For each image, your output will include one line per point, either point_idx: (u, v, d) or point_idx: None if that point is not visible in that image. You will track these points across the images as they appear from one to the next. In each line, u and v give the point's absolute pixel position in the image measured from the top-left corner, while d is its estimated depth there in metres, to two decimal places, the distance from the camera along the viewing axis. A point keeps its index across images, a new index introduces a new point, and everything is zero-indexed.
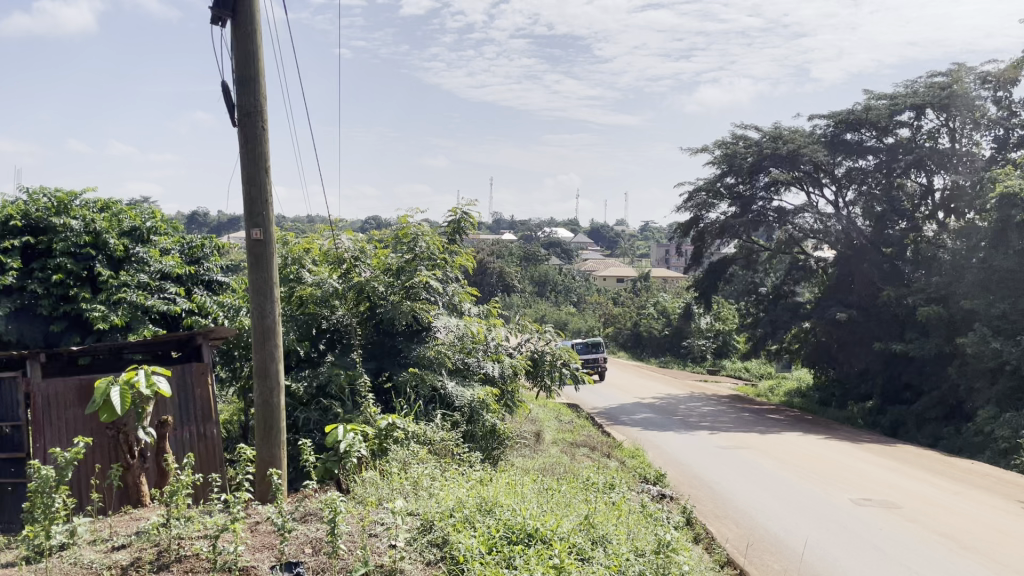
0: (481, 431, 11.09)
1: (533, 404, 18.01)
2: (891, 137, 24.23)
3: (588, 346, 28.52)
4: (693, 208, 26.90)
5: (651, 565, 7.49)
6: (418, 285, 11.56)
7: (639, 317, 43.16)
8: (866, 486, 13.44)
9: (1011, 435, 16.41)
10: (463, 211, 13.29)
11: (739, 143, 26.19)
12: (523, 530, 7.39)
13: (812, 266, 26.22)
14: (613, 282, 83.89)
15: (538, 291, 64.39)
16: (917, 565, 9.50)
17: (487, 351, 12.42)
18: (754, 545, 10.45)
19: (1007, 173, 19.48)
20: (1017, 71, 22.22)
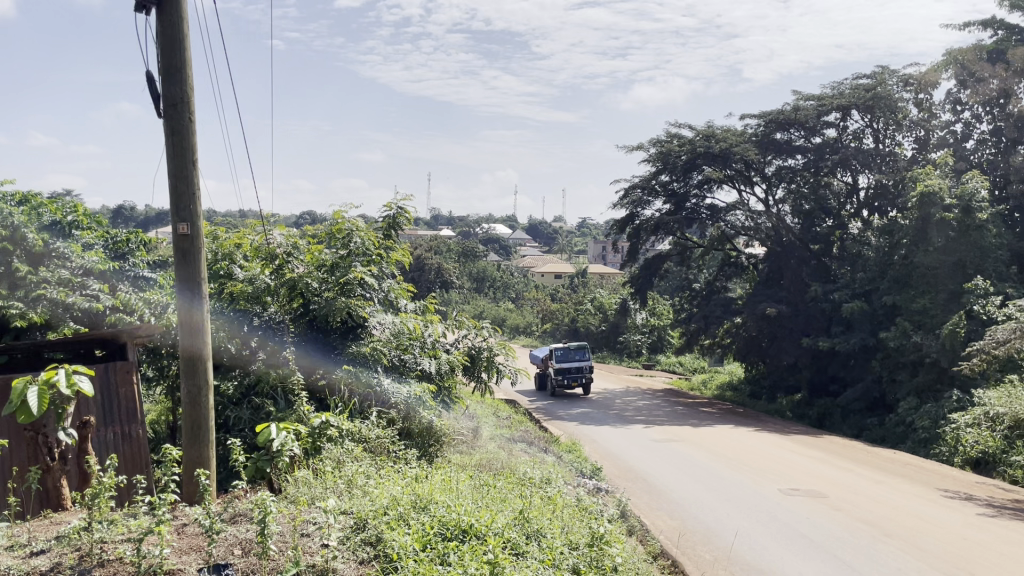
0: (419, 429, 11.01)
1: (470, 401, 17.99)
2: (818, 136, 24.92)
3: (569, 351, 24.53)
4: (629, 205, 27.04)
5: (585, 559, 7.59)
6: (353, 281, 11.54)
7: (577, 313, 43.54)
8: (794, 477, 13.80)
9: (930, 426, 17.10)
10: (399, 206, 13.22)
11: (673, 142, 26.44)
12: (458, 526, 7.36)
13: (744, 264, 26.88)
14: (550, 278, 84.43)
15: (476, 288, 64.38)
16: (842, 552, 9.81)
17: (424, 347, 12.29)
18: (686, 536, 10.64)
19: (928, 173, 20.29)
20: (937, 74, 23.12)
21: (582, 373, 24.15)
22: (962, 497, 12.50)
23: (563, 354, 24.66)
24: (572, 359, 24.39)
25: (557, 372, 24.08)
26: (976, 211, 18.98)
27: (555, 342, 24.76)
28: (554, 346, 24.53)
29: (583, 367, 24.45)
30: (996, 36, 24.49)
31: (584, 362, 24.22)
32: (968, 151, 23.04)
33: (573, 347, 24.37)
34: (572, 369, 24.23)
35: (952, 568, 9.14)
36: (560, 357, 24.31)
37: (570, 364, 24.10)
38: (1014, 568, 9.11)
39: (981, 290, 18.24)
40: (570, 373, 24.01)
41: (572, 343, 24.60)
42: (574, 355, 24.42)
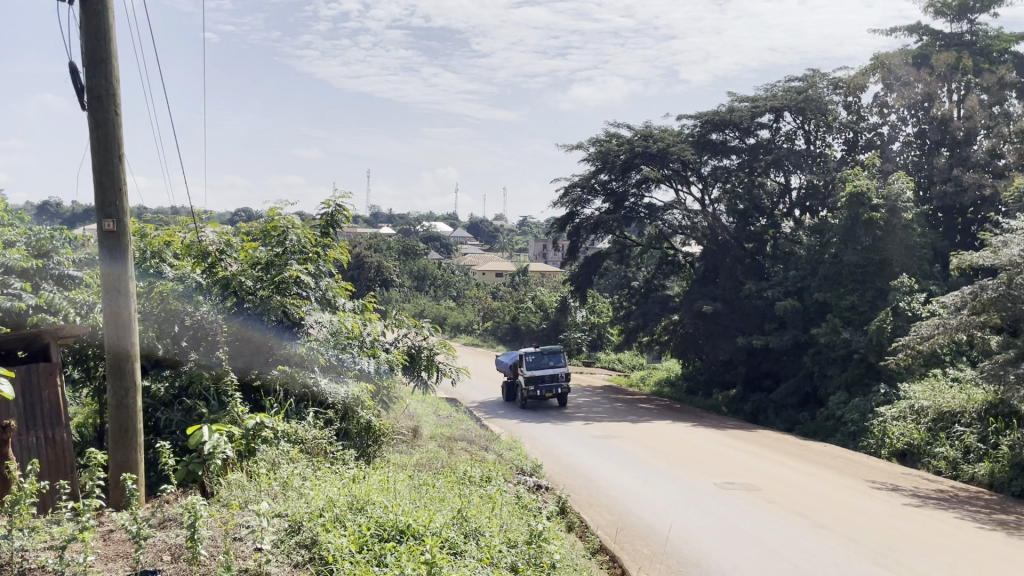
0: (357, 428, 11.03)
1: (411, 401, 17.80)
2: (752, 137, 25.46)
3: (541, 356, 21.60)
4: (569, 203, 26.96)
5: (523, 556, 7.60)
6: (288, 280, 11.48)
7: (518, 311, 43.62)
8: (729, 471, 14.07)
9: (859, 419, 17.59)
10: (337, 204, 13.05)
11: (612, 141, 26.59)
12: (395, 527, 7.29)
13: (681, 262, 27.40)
14: (492, 276, 84.58)
15: (417, 286, 63.96)
16: (775, 543, 10.03)
17: (363, 347, 12.12)
18: (624, 531, 10.75)
19: (856, 173, 20.95)
20: (865, 78, 23.87)
21: (557, 382, 21.35)
22: (888, 488, 12.92)
23: (535, 359, 21.71)
24: (546, 366, 21.43)
25: (529, 381, 21.20)
26: (901, 211, 19.82)
27: (527, 347, 21.89)
28: (526, 352, 21.61)
29: (558, 375, 21.54)
30: (921, 41, 25.39)
31: (560, 369, 21.43)
32: (895, 153, 23.75)
33: (547, 352, 21.57)
34: (546, 376, 21.41)
35: (880, 556, 9.44)
36: (531, 363, 21.44)
37: (545, 371, 21.26)
38: (937, 555, 9.47)
39: (907, 287, 18.95)
40: (544, 382, 21.15)
41: (546, 348, 21.77)
42: (548, 361, 21.61)
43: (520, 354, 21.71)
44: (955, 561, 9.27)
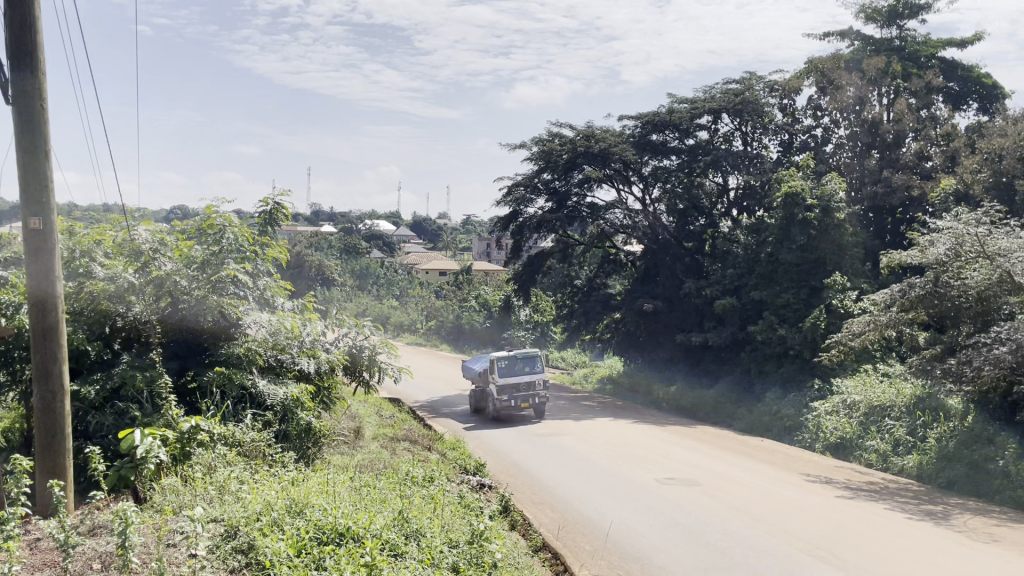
0: (296, 430, 10.83)
1: (352, 402, 17.60)
2: (690, 138, 25.79)
3: (515, 361, 19.11)
4: (511, 202, 26.74)
5: (465, 557, 7.57)
6: (225, 278, 11.09)
7: (461, 310, 43.58)
8: (670, 466, 14.26)
9: (794, 414, 17.93)
10: (275, 202, 13.00)
11: (555, 140, 26.63)
12: (334, 529, 7.19)
13: (623, 261, 27.51)
14: (435, 276, 84.29)
15: (358, 285, 63.37)
16: (713, 537, 10.20)
17: (302, 347, 11.89)
18: (566, 528, 10.81)
19: (792, 174, 21.46)
20: (799, 81, 24.53)
21: (532, 391, 18.90)
22: (822, 481, 13.28)
23: (508, 365, 19.17)
24: (520, 372, 18.93)
25: (501, 391, 18.74)
26: (833, 211, 20.38)
27: (498, 351, 19.44)
28: (497, 357, 19.17)
29: (533, 384, 19.07)
30: (852, 46, 26.15)
31: (536, 376, 19.02)
32: (827, 155, 24.47)
33: (522, 357, 19.12)
34: (520, 385, 18.93)
35: (814, 548, 9.68)
36: (503, 370, 18.97)
37: (519, 380, 18.82)
38: (866, 545, 9.76)
39: (840, 285, 19.52)
40: (517, 392, 18.72)
41: (520, 353, 19.33)
42: (522, 367, 19.16)
43: (490, 360, 19.24)
44: (885, 551, 9.58)
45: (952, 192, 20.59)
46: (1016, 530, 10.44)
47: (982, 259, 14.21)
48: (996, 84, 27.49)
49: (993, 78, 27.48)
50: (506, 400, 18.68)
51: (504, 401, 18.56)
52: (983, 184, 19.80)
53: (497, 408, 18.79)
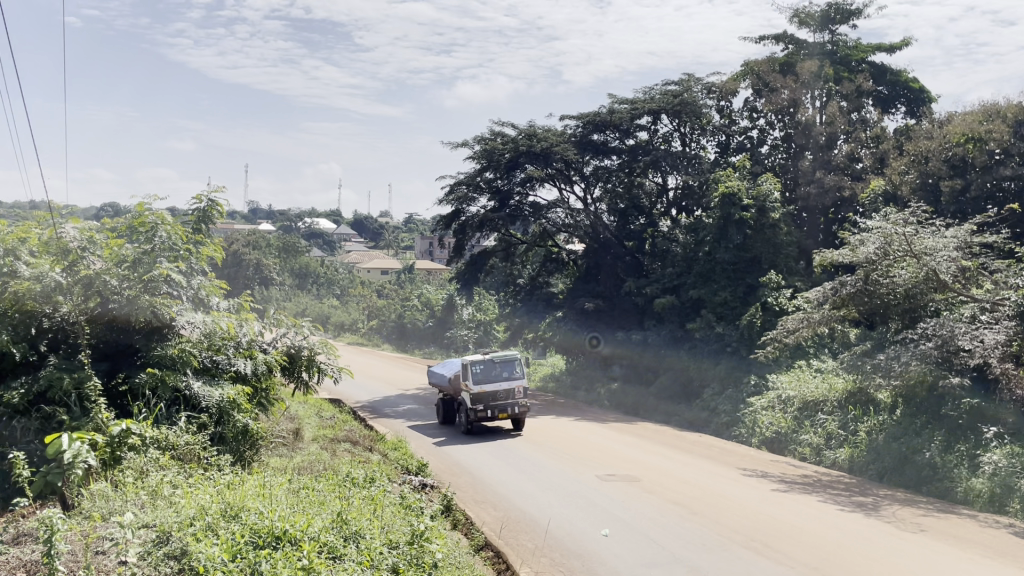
0: (232, 432, 10.63)
1: (290, 403, 17.36)
2: (631, 138, 26.06)
3: (492, 364, 16.94)
4: (454, 201, 26.68)
5: (405, 557, 7.50)
6: (157, 278, 10.79)
7: (403, 309, 43.33)
8: (612, 463, 14.38)
9: (731, 410, 18.28)
10: (209, 199, 12.83)
11: (497, 139, 26.62)
12: (271, 533, 7.05)
13: (565, 260, 27.85)
14: (377, 274, 83.56)
15: (298, 284, 62.47)
16: (653, 532, 10.33)
17: (239, 348, 11.72)
18: (508, 526, 10.82)
19: (728, 175, 21.84)
20: (735, 83, 25.05)
21: (511, 399, 16.76)
22: (757, 475, 13.58)
23: (485, 369, 16.98)
24: (497, 378, 16.77)
25: (475, 399, 16.64)
26: (769, 211, 20.94)
27: (472, 354, 17.24)
28: (472, 362, 16.95)
29: (513, 391, 16.90)
30: (787, 50, 26.73)
31: (514, 382, 16.85)
32: (763, 155, 25.07)
33: (500, 360, 16.94)
34: (498, 393, 16.77)
35: (750, 541, 9.87)
36: (479, 375, 16.82)
37: (496, 388, 16.70)
38: (801, 538, 9.99)
39: (775, 283, 20.15)
40: (493, 402, 16.62)
41: (498, 356, 17.10)
42: (500, 372, 16.99)
43: (464, 365, 17.03)
44: (817, 542, 9.84)
45: (881, 193, 21.21)
46: (941, 520, 10.82)
47: (908, 258, 14.76)
48: (922, 88, 28.45)
49: (920, 82, 28.44)
50: (481, 411, 16.57)
51: (479, 413, 16.48)
52: (911, 185, 20.49)
53: (471, 420, 16.71)
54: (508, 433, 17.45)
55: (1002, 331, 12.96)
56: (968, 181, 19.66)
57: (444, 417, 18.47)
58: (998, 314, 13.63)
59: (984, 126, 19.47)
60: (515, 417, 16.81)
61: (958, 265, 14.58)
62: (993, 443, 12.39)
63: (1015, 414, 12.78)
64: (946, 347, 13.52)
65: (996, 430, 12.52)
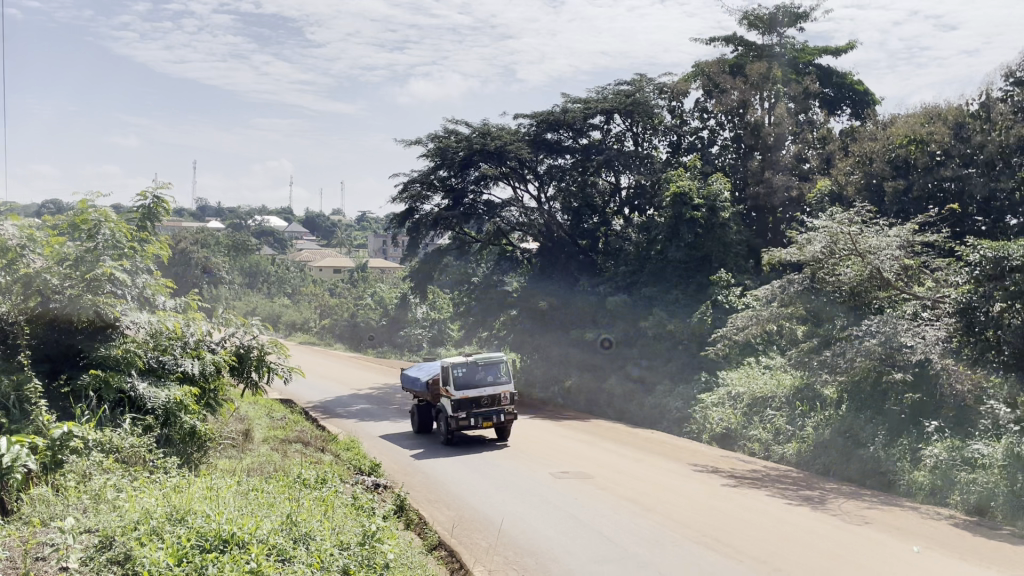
0: (179, 434, 10.45)
1: (241, 404, 17.08)
2: (584, 137, 26.23)
3: (475, 368, 15.44)
4: (408, 199, 26.56)
5: (355, 558, 7.43)
6: (101, 277, 10.49)
7: (356, 308, 42.93)
8: (565, 461, 14.45)
9: (683, 406, 18.47)
10: (155, 196, 12.62)
11: (450, 137, 26.38)
12: (218, 536, 6.91)
13: (519, 258, 27.98)
14: (330, 273, 82.74)
15: (248, 283, 61.53)
16: (606, 528, 10.40)
17: (186, 348, 11.51)
18: (461, 524, 10.80)
19: (680, 174, 22.20)
20: (686, 84, 25.31)
21: (496, 406, 15.38)
22: (708, 470, 13.77)
23: (467, 373, 15.48)
24: (481, 383, 15.32)
25: (457, 406, 15.21)
26: (719, 210, 21.25)
27: (452, 356, 15.71)
28: (454, 365, 15.42)
29: (498, 397, 15.48)
30: (736, 52, 27.14)
31: (500, 387, 15.51)
32: (713, 155, 25.46)
33: (484, 363, 15.47)
34: (482, 400, 15.34)
35: (701, 536, 9.99)
36: (461, 380, 15.35)
37: (480, 394, 15.29)
38: (750, 532, 10.16)
39: (726, 281, 20.64)
40: (478, 410, 15.26)
41: (481, 358, 15.65)
42: (483, 376, 15.54)
43: (444, 368, 15.49)
44: (766, 536, 10.00)
45: (827, 193, 21.70)
46: (885, 512, 11.09)
47: (854, 256, 14.99)
48: (867, 90, 29.18)
49: (865, 85, 29.17)
50: (465, 419, 15.18)
51: (462, 422, 15.11)
52: (856, 185, 20.98)
53: (453, 428, 15.30)
54: (491, 442, 16.13)
55: (942, 327, 13.21)
56: (911, 181, 20.17)
57: (419, 426, 16.99)
58: (939, 311, 13.96)
59: (925, 127, 20.03)
60: (500, 424, 15.50)
61: (901, 264, 14.98)
62: (934, 436, 12.76)
63: (955, 408, 13.31)
64: (889, 344, 13.85)
65: (937, 424, 12.94)
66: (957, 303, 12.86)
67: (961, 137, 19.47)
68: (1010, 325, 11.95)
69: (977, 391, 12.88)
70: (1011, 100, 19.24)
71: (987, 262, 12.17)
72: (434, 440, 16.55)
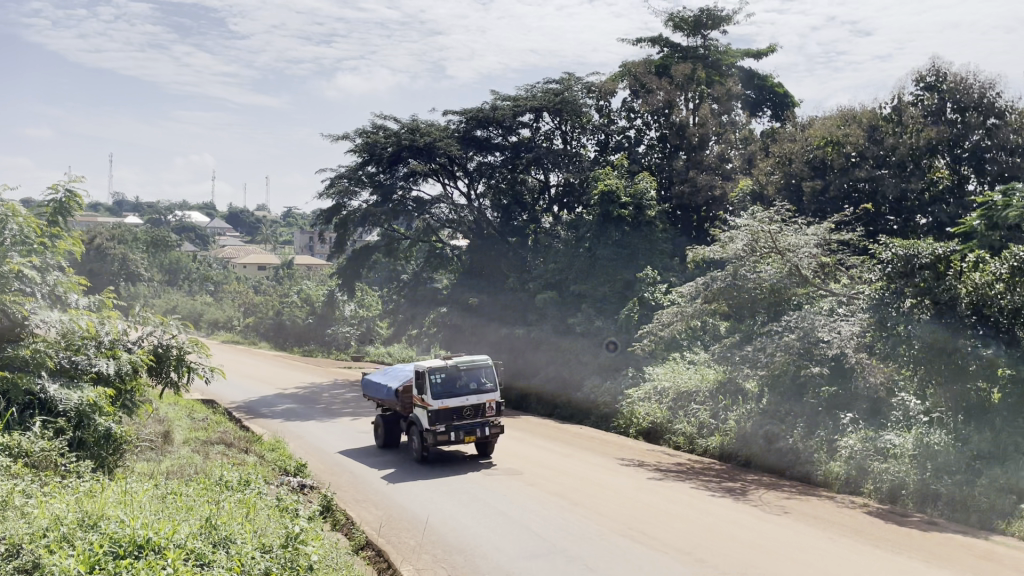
0: (93, 437, 9.96)
1: (160, 405, 16.57)
2: (513, 135, 26.31)
3: (455, 375, 13.54)
4: (335, 195, 26.21)
5: (278, 561, 7.27)
6: (8, 274, 10.16)
7: (281, 305, 42.16)
8: (495, 458, 14.46)
9: (611, 402, 18.68)
10: (68, 190, 12.14)
11: (378, 132, 26.17)
12: (132, 542, 6.67)
13: (449, 255, 27.31)
14: (254, 270, 81.06)
15: (168, 281, 59.74)
16: (536, 524, 10.44)
17: (100, 348, 11.05)
18: (390, 524, 10.69)
19: (607, 173, 22.68)
20: (613, 84, 25.63)
21: (479, 418, 13.55)
22: (635, 464, 13.99)
23: (447, 380, 13.53)
24: (462, 391, 13.46)
25: (436, 419, 13.31)
26: (645, 209, 21.97)
27: (428, 360, 13.77)
28: (431, 371, 13.49)
29: (483, 408, 13.61)
30: (663, 52, 27.61)
31: (484, 396, 13.63)
32: (640, 154, 25.81)
33: (464, 370, 13.62)
34: (465, 412, 13.46)
35: (629, 530, 10.12)
36: (440, 389, 13.43)
37: (461, 404, 13.40)
38: (676, 524, 10.36)
39: (652, 278, 21.00)
40: (459, 422, 13.39)
41: (463, 363, 13.77)
42: (465, 385, 13.63)
43: (420, 373, 13.55)
44: (691, 528, 10.19)
45: (748, 193, 22.13)
46: (803, 502, 11.47)
47: (773, 254, 15.63)
48: (786, 93, 30.08)
49: (785, 88, 30.04)
50: (444, 434, 13.30)
51: (441, 438, 13.23)
52: (776, 185, 21.64)
53: (430, 444, 13.44)
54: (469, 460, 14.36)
55: (857, 323, 13.62)
56: (827, 181, 20.90)
57: (385, 440, 15.21)
58: (854, 307, 14.49)
59: (841, 130, 20.70)
60: (484, 438, 13.67)
61: (818, 261, 15.58)
62: (849, 428, 13.23)
63: (869, 400, 13.68)
64: (808, 339, 14.20)
65: (852, 417, 13.38)
66: (871, 299, 13.65)
67: (874, 140, 20.24)
68: (919, 320, 12.56)
69: (889, 384, 13.48)
70: (922, 104, 19.96)
71: (900, 260, 12.91)
72: (405, 456, 14.82)
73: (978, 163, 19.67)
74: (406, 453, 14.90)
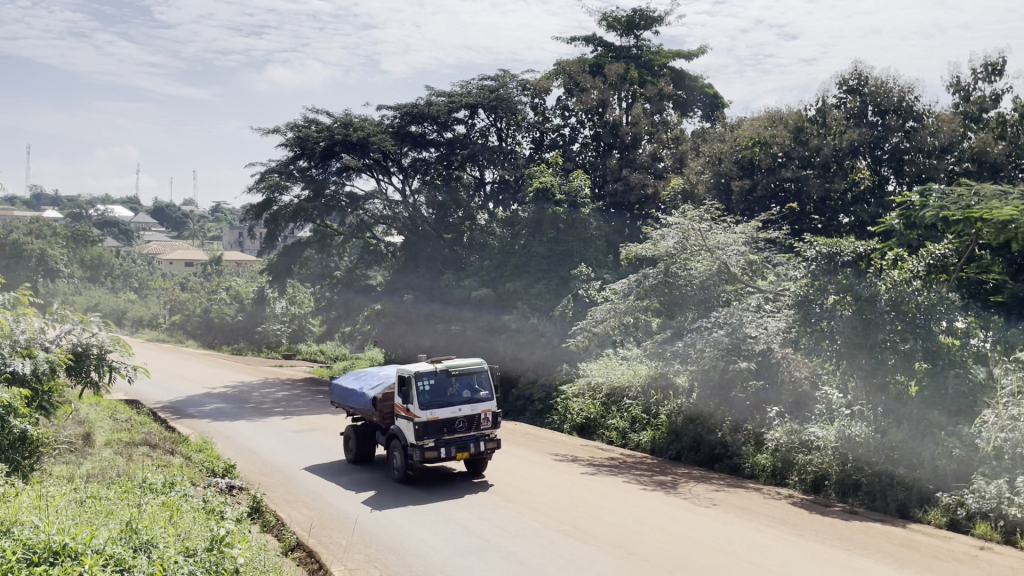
0: (7, 440, 9.58)
1: (80, 406, 15.99)
2: (449, 131, 26.14)
3: (444, 380, 12.21)
4: (264, 190, 25.66)
5: (202, 565, 7.09)
6: None
7: (209, 302, 41.25)
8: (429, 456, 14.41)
9: (545, 399, 18.76)
10: None
11: (311, 126, 25.75)
12: (47, 548, 6.42)
13: (383, 252, 27.10)
14: (181, 267, 79.08)
15: (90, 277, 57.86)
16: (470, 522, 10.39)
17: (15, 347, 10.60)
18: (320, 525, 10.51)
19: (542, 170, 23.02)
20: (548, 82, 25.76)
21: (472, 430, 12.24)
22: (568, 460, 14.09)
23: (436, 387, 12.18)
24: (451, 399, 12.14)
25: (425, 432, 11.97)
26: (579, 205, 22.56)
27: (415, 365, 12.43)
28: (418, 377, 12.13)
29: (476, 419, 12.29)
30: (596, 52, 27.88)
31: (478, 406, 12.32)
32: (574, 153, 26.04)
33: (454, 376, 12.27)
34: (457, 423, 12.13)
35: (562, 526, 10.15)
36: (428, 397, 12.07)
37: (452, 415, 12.08)
38: (608, 519, 10.44)
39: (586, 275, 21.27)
40: (449, 437, 12.08)
41: (454, 368, 12.42)
42: (456, 393, 12.30)
43: (406, 380, 12.19)
44: (622, 522, 10.30)
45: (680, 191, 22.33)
46: (730, 494, 11.74)
47: (704, 251, 16.03)
48: (717, 94, 30.76)
49: (714, 89, 30.66)
50: (433, 450, 11.99)
51: (428, 454, 11.96)
52: (706, 184, 22.01)
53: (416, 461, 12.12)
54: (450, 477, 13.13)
55: (782, 319, 14.05)
56: (755, 181, 21.41)
57: (358, 455, 13.84)
58: (780, 303, 14.82)
59: (768, 130, 21.22)
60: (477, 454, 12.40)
61: (747, 259, 15.95)
62: (775, 421, 13.52)
63: (794, 395, 14.02)
64: (735, 335, 14.41)
65: (778, 411, 13.61)
66: (796, 296, 13.83)
67: (800, 140, 20.78)
68: (843, 315, 12.86)
69: (814, 377, 13.87)
70: (845, 106, 20.62)
71: (824, 258, 13.69)
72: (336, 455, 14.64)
73: (898, 164, 20.25)
74: (381, 471, 13.58)
